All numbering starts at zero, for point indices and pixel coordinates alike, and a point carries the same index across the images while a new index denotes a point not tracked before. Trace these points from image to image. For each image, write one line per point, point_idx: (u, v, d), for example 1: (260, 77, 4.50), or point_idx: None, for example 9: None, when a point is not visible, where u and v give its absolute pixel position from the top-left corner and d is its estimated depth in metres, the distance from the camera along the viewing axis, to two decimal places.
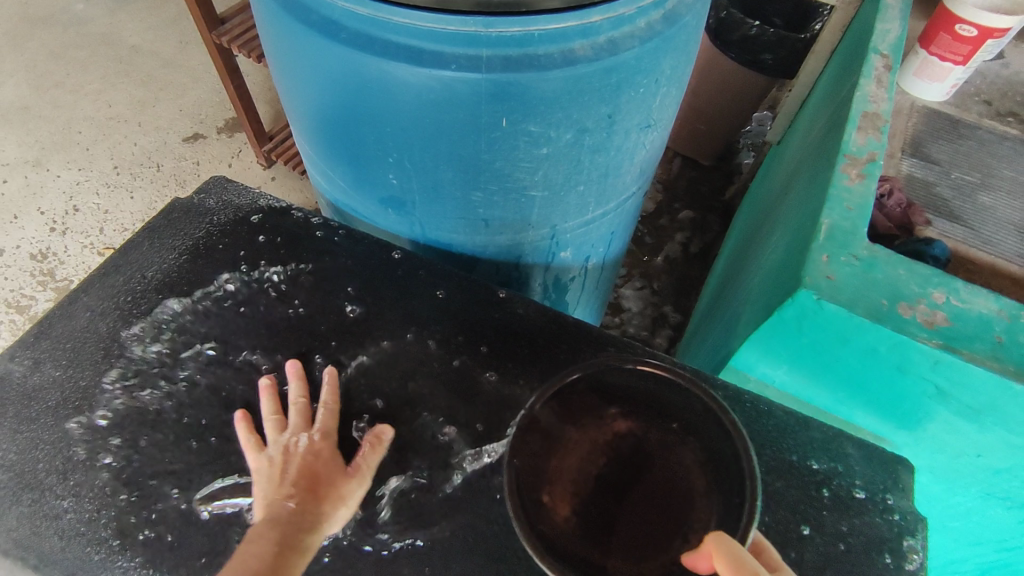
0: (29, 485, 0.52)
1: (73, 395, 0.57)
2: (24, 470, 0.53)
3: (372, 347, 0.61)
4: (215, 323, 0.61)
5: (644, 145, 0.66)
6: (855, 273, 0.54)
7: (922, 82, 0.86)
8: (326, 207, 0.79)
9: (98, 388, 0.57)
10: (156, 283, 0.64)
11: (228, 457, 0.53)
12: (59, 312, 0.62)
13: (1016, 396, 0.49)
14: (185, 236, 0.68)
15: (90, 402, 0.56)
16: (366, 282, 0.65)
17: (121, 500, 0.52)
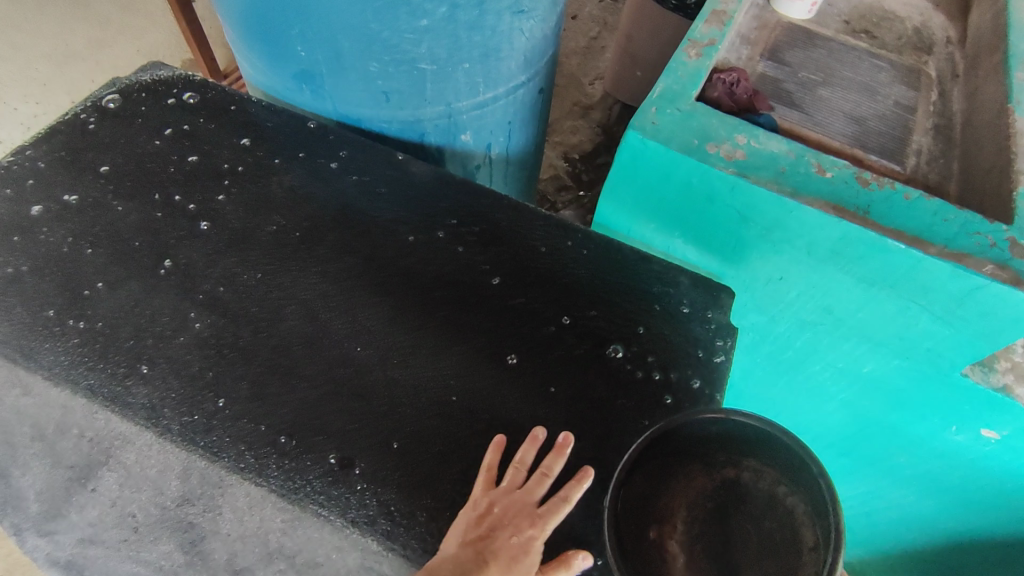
0: None
1: (20, 224, 0.66)
2: None
3: (283, 194, 0.71)
4: (147, 172, 0.71)
5: (522, 32, 0.77)
6: (675, 121, 0.66)
7: (788, 2, 0.97)
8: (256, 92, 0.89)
9: (42, 218, 0.67)
10: (96, 142, 0.74)
11: (154, 270, 0.64)
12: (9, 162, 0.71)
13: (790, 213, 0.62)
14: (125, 108, 0.78)
15: (35, 229, 0.66)
16: (281, 143, 0.75)
17: (62, 298, 0.62)
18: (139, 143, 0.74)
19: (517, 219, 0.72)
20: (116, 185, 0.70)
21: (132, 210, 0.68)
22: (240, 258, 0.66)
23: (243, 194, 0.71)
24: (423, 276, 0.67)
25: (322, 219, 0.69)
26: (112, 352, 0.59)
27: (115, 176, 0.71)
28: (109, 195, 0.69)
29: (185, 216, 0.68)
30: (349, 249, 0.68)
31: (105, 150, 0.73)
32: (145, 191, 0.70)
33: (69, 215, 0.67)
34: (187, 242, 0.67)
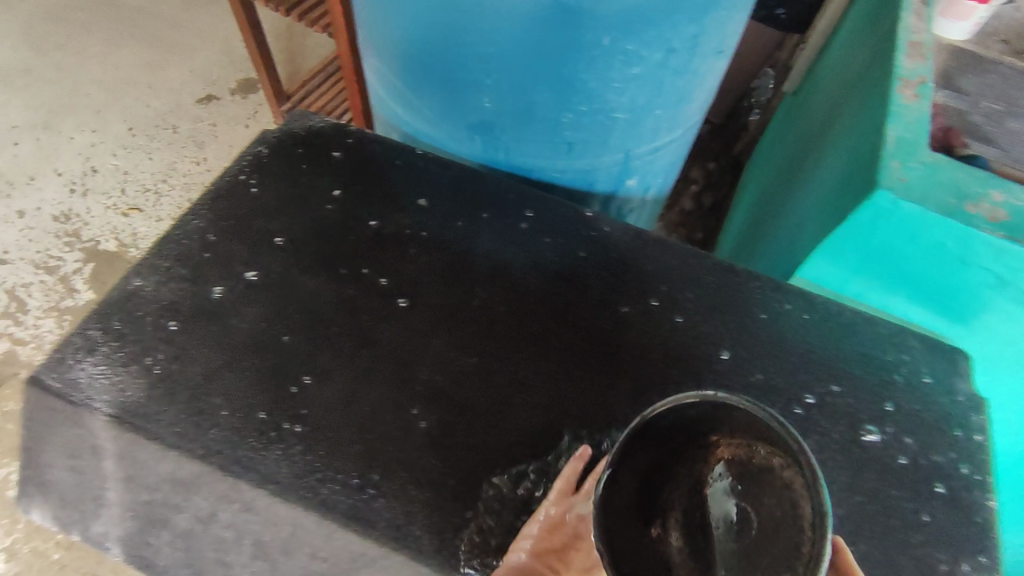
0: (177, 387, 0.56)
1: (202, 308, 0.60)
2: (168, 373, 0.56)
3: (475, 263, 0.66)
4: (325, 243, 0.65)
5: (714, 71, 0.70)
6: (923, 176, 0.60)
7: (946, 22, 0.82)
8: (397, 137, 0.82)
9: (226, 301, 0.61)
10: (263, 207, 0.67)
11: (362, 361, 0.59)
12: (173, 234, 0.65)
13: None
14: (280, 163, 0.70)
15: (220, 313, 0.60)
16: (462, 203, 0.69)
17: (268, 396, 0.56)
18: (311, 209, 0.67)
19: (727, 284, 0.67)
20: (299, 261, 0.64)
21: (321, 288, 0.62)
22: (455, 342, 0.61)
23: (435, 265, 0.65)
24: (649, 354, 0.62)
25: (527, 292, 0.64)
26: (339, 459, 0.54)
27: (295, 250, 0.65)
28: (294, 273, 0.63)
29: (382, 295, 0.63)
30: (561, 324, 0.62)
31: (275, 217, 0.66)
32: (332, 267, 0.64)
33: (254, 296, 0.61)
34: (390, 325, 0.61)
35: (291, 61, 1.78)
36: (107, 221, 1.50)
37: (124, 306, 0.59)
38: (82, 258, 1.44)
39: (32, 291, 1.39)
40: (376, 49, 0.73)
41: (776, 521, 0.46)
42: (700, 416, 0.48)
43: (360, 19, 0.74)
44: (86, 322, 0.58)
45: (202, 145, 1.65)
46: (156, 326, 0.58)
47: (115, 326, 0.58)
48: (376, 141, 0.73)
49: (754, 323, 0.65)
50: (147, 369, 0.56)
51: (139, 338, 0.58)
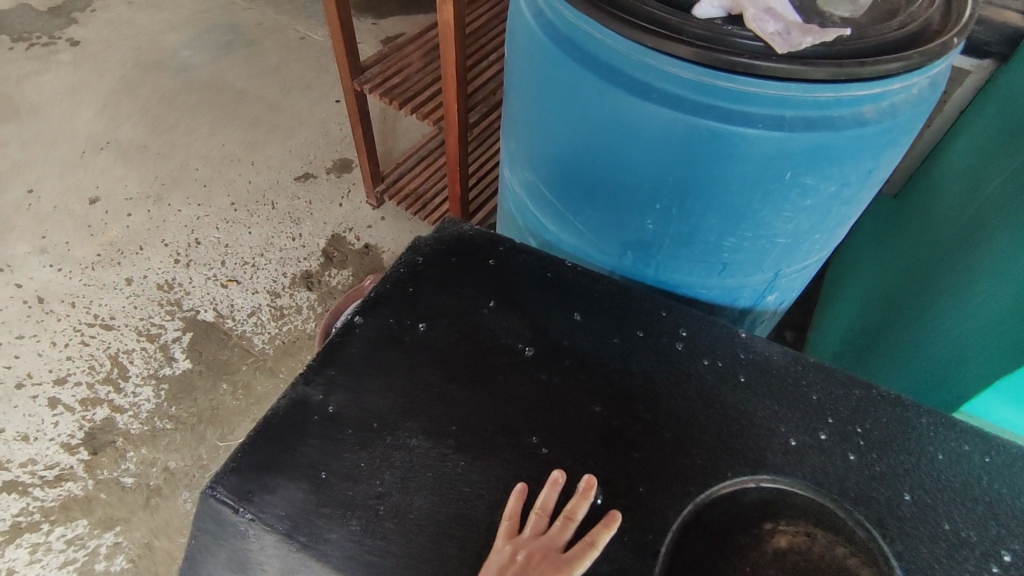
0: (350, 505, 0.55)
1: (370, 420, 0.60)
2: (341, 490, 0.56)
3: (636, 382, 0.64)
4: (483, 356, 0.65)
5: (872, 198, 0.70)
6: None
7: None
8: (535, 242, 0.83)
9: (393, 413, 0.61)
10: (422, 316, 0.68)
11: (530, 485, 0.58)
12: (338, 340, 0.66)
13: None
14: (435, 271, 0.72)
15: (388, 426, 0.60)
16: (614, 319, 0.69)
17: (441, 522, 0.55)
18: (468, 319, 0.68)
19: (898, 417, 0.64)
20: (460, 374, 0.64)
21: (484, 404, 0.62)
22: (618, 469, 0.59)
23: (593, 383, 0.64)
24: (827, 491, 0.59)
25: (690, 416, 0.62)
26: None
27: (455, 361, 0.65)
28: (457, 386, 0.63)
29: (542, 413, 0.62)
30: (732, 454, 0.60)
31: (434, 326, 0.67)
32: (493, 381, 0.64)
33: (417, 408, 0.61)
34: (554, 447, 0.60)
35: (385, 144, 1.87)
36: (207, 291, 1.56)
37: (293, 416, 0.60)
38: (181, 327, 1.49)
39: (133, 358, 1.43)
40: (530, 164, 0.76)
41: None
42: (765, 501, 0.61)
43: (514, 133, 0.77)
44: (258, 432, 0.59)
45: (298, 221, 1.72)
46: (324, 438, 0.59)
47: (287, 436, 0.59)
48: (526, 252, 0.74)
49: (930, 465, 0.61)
50: (320, 484, 0.56)
51: (311, 450, 0.58)
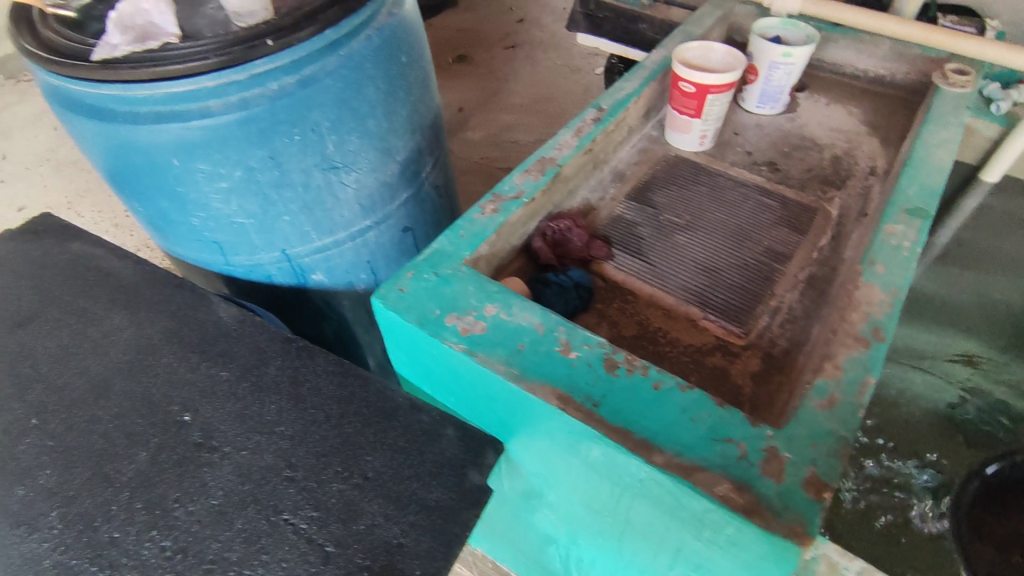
0: (102, 476, 0.69)
1: (143, 407, 0.75)
2: (100, 460, 0.71)
3: (322, 430, 0.72)
4: (232, 374, 0.77)
5: (644, 329, 0.75)
6: (674, 414, 0.56)
7: None
8: None
9: (162, 403, 0.75)
10: (209, 328, 0.82)
11: (208, 499, 0.67)
12: (162, 339, 0.81)
13: None
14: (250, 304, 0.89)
15: (155, 411, 0.74)
16: (350, 393, 0.75)
17: (150, 509, 0.67)
18: (238, 365, 0.78)
19: None
20: (201, 384, 0.77)
21: (203, 418, 0.74)
22: (261, 492, 0.68)
23: (287, 449, 0.71)
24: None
25: (378, 491, 0.67)
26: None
27: (204, 370, 0.78)
28: (190, 388, 0.76)
29: (239, 436, 0.72)
30: (341, 520, 0.65)
31: (215, 346, 0.80)
32: (233, 429, 0.73)
33: (161, 401, 0.75)
34: (218, 468, 0.70)
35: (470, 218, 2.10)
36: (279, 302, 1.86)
37: (97, 390, 0.77)
38: None
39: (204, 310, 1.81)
40: (381, 230, 0.95)
41: (227, 372, 0.78)
42: (164, 401, 0.75)
43: (388, 220, 0.95)
44: (28, 412, 0.75)
45: None
46: (103, 411, 0.75)
47: (50, 423, 0.74)
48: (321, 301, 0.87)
49: None
50: (86, 446, 0.72)
51: (100, 417, 0.74)
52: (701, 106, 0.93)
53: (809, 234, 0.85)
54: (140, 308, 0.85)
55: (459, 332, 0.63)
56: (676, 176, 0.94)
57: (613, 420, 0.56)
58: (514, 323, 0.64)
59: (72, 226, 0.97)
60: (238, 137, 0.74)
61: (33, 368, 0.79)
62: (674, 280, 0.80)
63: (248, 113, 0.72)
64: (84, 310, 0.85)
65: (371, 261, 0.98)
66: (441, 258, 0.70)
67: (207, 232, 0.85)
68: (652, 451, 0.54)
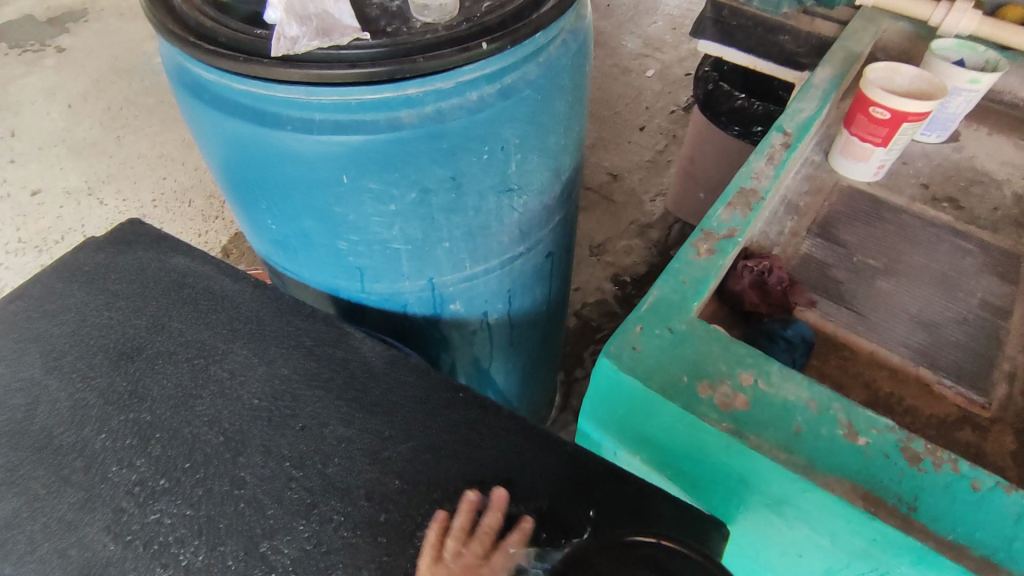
0: (260, 560, 0.58)
1: (295, 469, 0.63)
2: (254, 538, 0.59)
3: (516, 505, 0.61)
4: (395, 430, 0.66)
5: (876, 394, 0.66)
6: (1007, 524, 0.47)
7: None
8: (528, 350, 1.03)
9: (317, 466, 0.63)
10: (357, 372, 0.70)
11: None
12: (304, 383, 0.69)
13: None
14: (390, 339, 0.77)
15: (310, 477, 0.63)
16: (538, 459, 0.64)
17: None
18: (400, 420, 0.67)
19: None
20: (359, 441, 0.65)
21: (370, 486, 0.62)
22: None
23: None
24: None
25: None
26: None
27: (360, 424, 0.66)
28: (348, 447, 0.65)
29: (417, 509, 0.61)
30: None
31: (369, 395, 0.69)
32: (407, 502, 0.61)
33: (315, 463, 0.64)
34: (400, 552, 0.58)
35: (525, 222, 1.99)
36: None
37: (234, 446, 0.64)
38: None
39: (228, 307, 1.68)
40: (530, 257, 0.84)
41: (388, 428, 0.66)
42: (318, 461, 0.64)
43: (537, 246, 0.84)
44: (154, 469, 0.63)
45: None
46: (246, 474, 0.63)
47: (184, 485, 0.62)
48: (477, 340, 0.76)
49: None
50: (233, 519, 0.60)
51: (243, 482, 0.62)
52: (891, 135, 0.83)
53: (1021, 286, 0.77)
54: (270, 343, 0.72)
55: (719, 406, 0.53)
56: (858, 211, 0.85)
57: (941, 531, 0.47)
58: (780, 397, 0.54)
59: (170, 238, 0.84)
60: (424, 154, 0.62)
61: (151, 413, 0.66)
62: (894, 335, 0.71)
63: (441, 127, 0.61)
64: (202, 342, 0.72)
65: (511, 291, 0.87)
66: (668, 309, 0.60)
67: (351, 257, 0.73)
68: (1003, 574, 0.45)
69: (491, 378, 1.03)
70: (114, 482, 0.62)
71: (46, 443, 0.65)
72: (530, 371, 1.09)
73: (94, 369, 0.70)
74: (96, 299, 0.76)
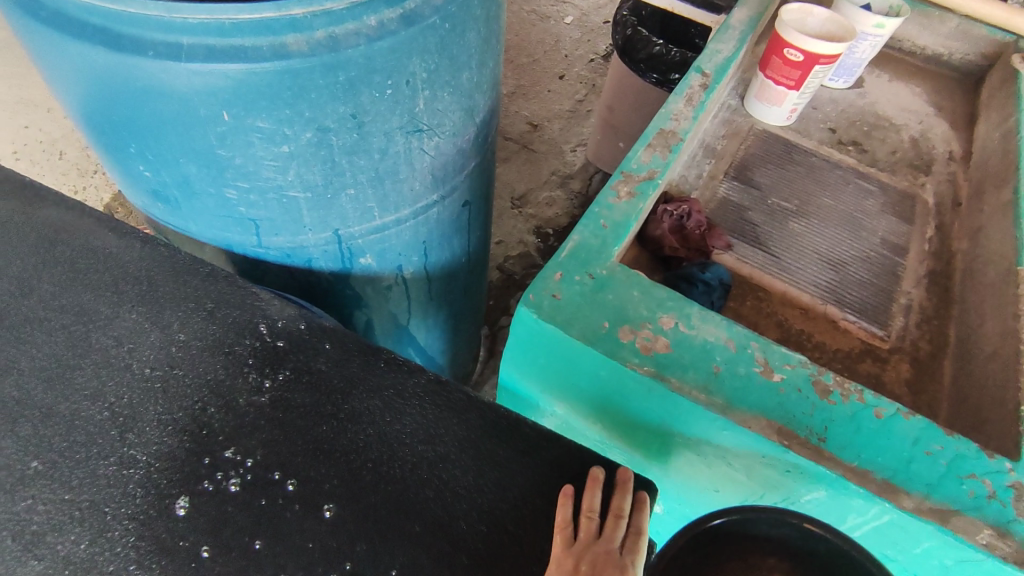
0: (153, 543, 0.52)
1: (190, 444, 0.57)
2: (146, 520, 0.53)
3: (435, 464, 0.58)
4: (306, 394, 0.61)
5: (788, 332, 0.68)
6: (906, 447, 0.49)
7: None
8: (448, 307, 0.99)
9: (216, 438, 0.57)
10: (258, 336, 0.64)
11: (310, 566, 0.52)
12: (198, 347, 0.62)
13: None
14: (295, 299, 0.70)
15: (209, 450, 0.57)
16: (465, 418, 0.61)
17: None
18: (315, 386, 0.61)
19: None
20: (263, 409, 0.59)
21: (277, 455, 0.57)
22: (380, 548, 0.53)
23: (399, 489, 0.56)
24: None
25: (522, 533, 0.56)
26: None
27: (267, 392, 0.60)
28: (251, 416, 0.59)
29: (329, 478, 0.56)
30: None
31: (273, 358, 0.63)
32: (324, 470, 0.57)
33: (214, 435, 0.57)
34: (313, 523, 0.54)
35: None
36: None
37: (119, 421, 0.57)
38: None
39: None
40: (446, 205, 0.79)
41: (293, 393, 0.61)
42: (218, 434, 0.58)
43: (454, 194, 0.80)
44: (24, 451, 0.55)
45: None
46: (134, 451, 0.56)
47: (58, 469, 0.54)
48: None
49: None
50: (121, 500, 0.53)
51: (131, 459, 0.55)
52: (803, 78, 0.84)
53: (916, 225, 0.81)
54: (156, 305, 0.64)
55: (640, 350, 0.52)
56: (770, 154, 0.86)
57: (847, 458, 0.48)
58: (699, 339, 0.53)
59: (35, 184, 0.72)
60: (319, 87, 0.55)
61: (18, 389, 0.58)
62: (803, 274, 0.72)
63: (337, 56, 0.54)
64: (73, 306, 0.63)
65: (427, 242, 0.82)
66: (588, 254, 0.58)
67: (243, 208, 0.65)
68: (899, 494, 0.47)
69: (411, 336, 0.98)
70: None
71: None
72: (452, 326, 1.05)
73: None
74: None
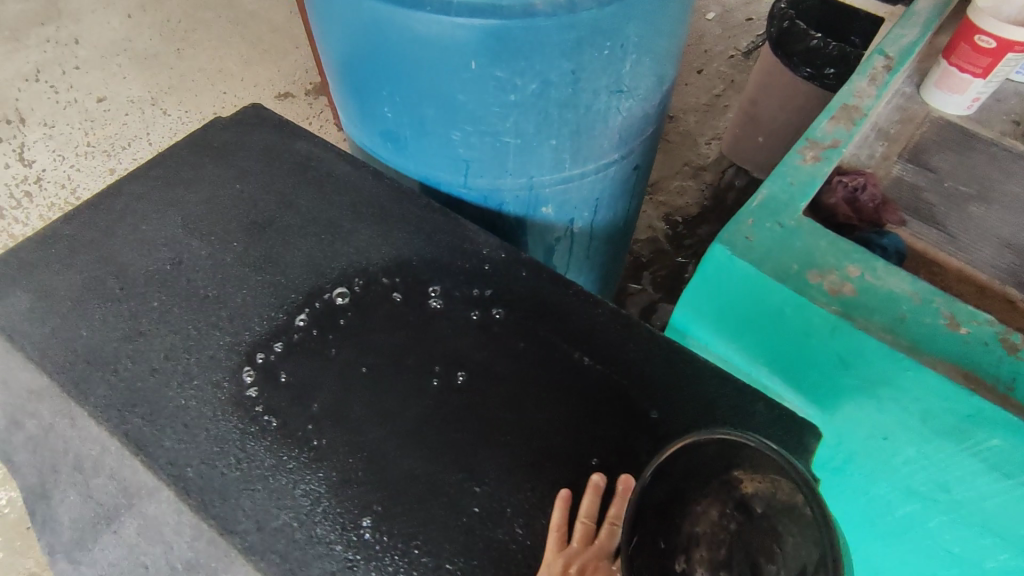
0: (388, 407, 0.64)
1: (415, 337, 0.68)
2: (382, 389, 0.65)
3: (616, 381, 0.66)
4: (507, 310, 0.71)
5: None
6: None
7: None
8: (600, 267, 1.07)
9: (435, 335, 0.69)
10: (467, 259, 0.75)
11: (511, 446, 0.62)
12: (420, 263, 0.74)
13: None
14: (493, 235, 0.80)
15: (430, 343, 0.68)
16: (642, 348, 0.68)
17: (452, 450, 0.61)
18: (516, 305, 0.71)
19: None
20: (471, 318, 0.70)
21: (483, 355, 0.67)
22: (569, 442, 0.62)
23: (585, 397, 0.65)
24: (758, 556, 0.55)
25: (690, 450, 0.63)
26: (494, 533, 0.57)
27: (474, 304, 0.71)
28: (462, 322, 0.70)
29: (526, 380, 0.66)
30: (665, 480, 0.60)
31: (479, 278, 0.73)
32: (522, 373, 0.66)
33: (433, 334, 0.69)
34: (513, 413, 0.64)
35: None
36: None
37: (360, 313, 0.70)
38: None
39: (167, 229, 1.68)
40: (622, 166, 0.87)
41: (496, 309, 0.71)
42: (435, 333, 0.69)
43: (631, 156, 0.87)
44: (291, 324, 0.69)
45: None
46: (372, 336, 0.68)
47: (316, 341, 0.68)
48: None
49: None
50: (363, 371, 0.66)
51: (370, 342, 0.68)
52: (992, 66, 0.84)
53: None
54: (387, 227, 0.77)
55: (827, 291, 0.57)
56: (947, 141, 0.87)
57: None
58: (884, 288, 0.57)
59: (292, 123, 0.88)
60: (553, 44, 0.65)
61: (284, 277, 0.73)
62: (979, 255, 0.74)
63: (573, 17, 0.64)
64: (323, 221, 0.78)
65: (599, 200, 0.90)
66: (777, 206, 0.63)
67: (461, 149, 0.77)
68: None
69: None
70: (256, 331, 0.68)
71: (191, 292, 0.71)
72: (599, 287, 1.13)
73: (230, 235, 0.76)
74: (225, 175, 0.82)
